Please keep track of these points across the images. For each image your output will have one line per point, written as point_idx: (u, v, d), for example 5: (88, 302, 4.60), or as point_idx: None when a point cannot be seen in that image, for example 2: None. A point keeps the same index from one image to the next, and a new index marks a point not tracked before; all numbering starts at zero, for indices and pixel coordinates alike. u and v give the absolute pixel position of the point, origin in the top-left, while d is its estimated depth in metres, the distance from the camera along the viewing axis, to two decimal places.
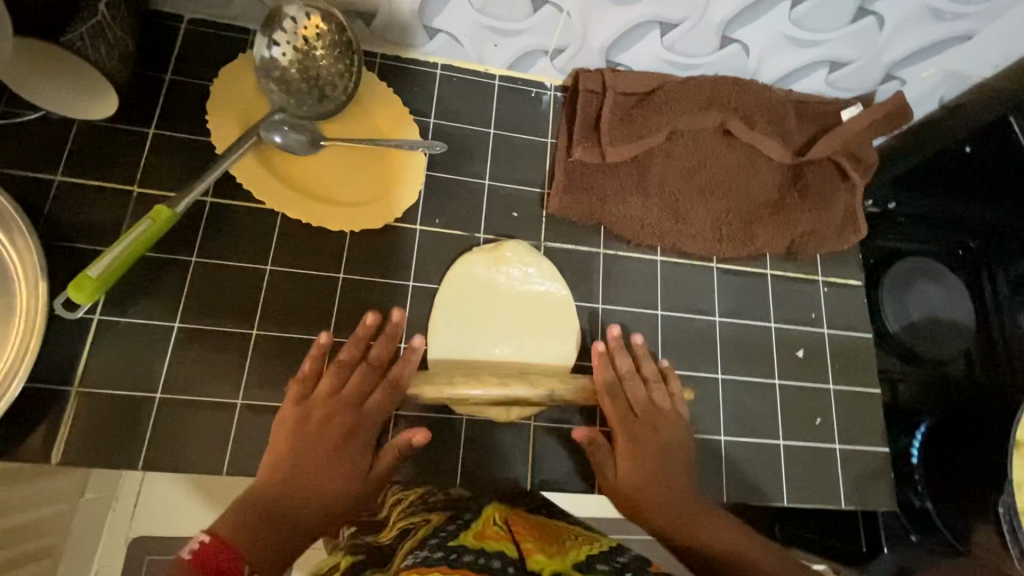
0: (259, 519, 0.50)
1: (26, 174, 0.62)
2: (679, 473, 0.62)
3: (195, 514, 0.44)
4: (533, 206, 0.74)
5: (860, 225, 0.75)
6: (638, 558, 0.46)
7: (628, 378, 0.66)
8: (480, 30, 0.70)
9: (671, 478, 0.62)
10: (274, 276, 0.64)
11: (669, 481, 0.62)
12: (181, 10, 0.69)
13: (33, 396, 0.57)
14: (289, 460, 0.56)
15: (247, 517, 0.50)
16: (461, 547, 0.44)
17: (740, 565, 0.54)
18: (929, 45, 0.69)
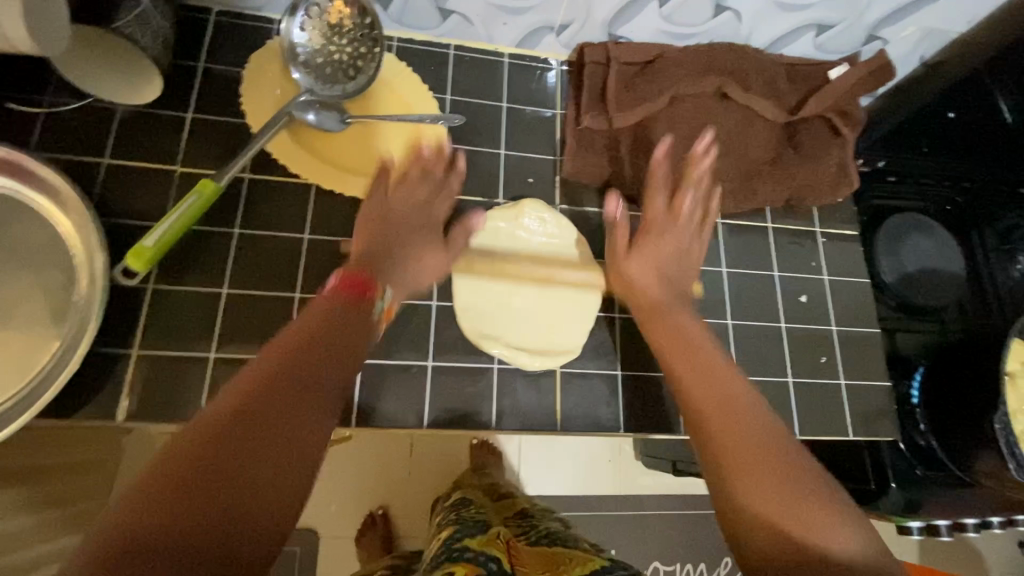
0: (178, 483, 0.32)
1: (75, 158, 0.67)
2: (745, 412, 0.47)
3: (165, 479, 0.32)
4: (547, 172, 0.79)
5: (853, 177, 0.80)
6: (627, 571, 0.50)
7: (650, 282, 0.67)
8: (490, 10, 0.75)
9: (716, 395, 0.49)
10: (312, 243, 0.69)
11: (721, 428, 0.46)
12: (209, 3, 0.74)
13: (97, 361, 0.61)
14: (242, 414, 0.36)
15: (224, 413, 0.36)
16: (464, 550, 0.52)
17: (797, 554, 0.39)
18: (907, 4, 0.75)
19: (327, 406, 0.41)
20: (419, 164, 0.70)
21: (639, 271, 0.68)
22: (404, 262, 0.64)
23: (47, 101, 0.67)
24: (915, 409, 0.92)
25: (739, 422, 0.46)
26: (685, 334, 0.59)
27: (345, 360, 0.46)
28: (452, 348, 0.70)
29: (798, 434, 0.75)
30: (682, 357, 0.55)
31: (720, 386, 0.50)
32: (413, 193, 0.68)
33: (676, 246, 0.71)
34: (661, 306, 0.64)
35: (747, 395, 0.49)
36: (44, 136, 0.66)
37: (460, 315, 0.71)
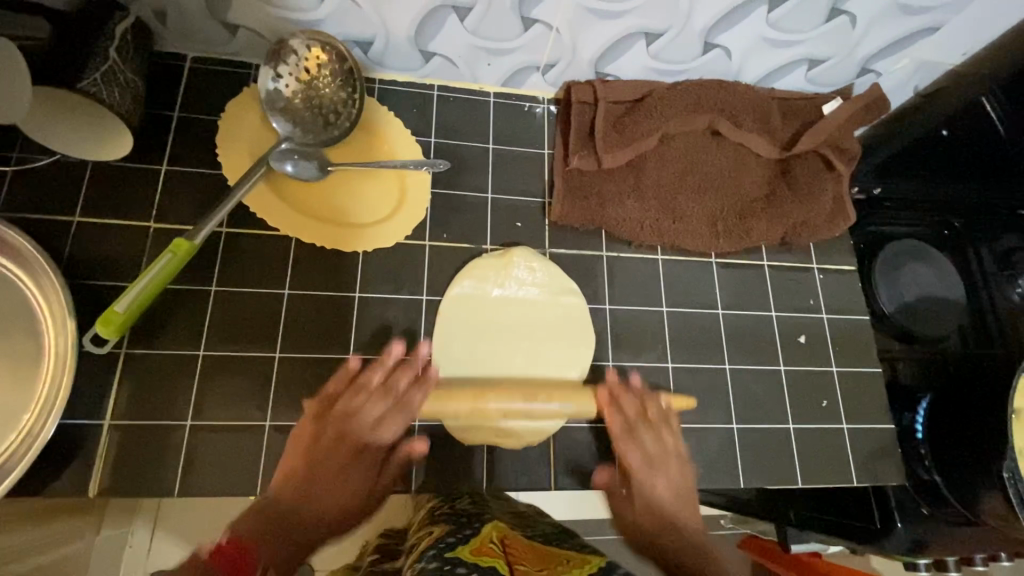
0: None
1: (44, 217, 0.64)
2: (663, 495, 0.67)
3: None
4: (536, 215, 0.76)
5: (849, 212, 0.78)
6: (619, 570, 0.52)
7: (631, 402, 0.68)
8: (474, 51, 0.73)
9: (658, 458, 0.67)
10: (292, 299, 0.66)
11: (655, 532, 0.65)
12: (184, 49, 0.71)
13: (67, 432, 0.58)
14: (277, 514, 0.58)
15: None
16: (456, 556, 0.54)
17: (691, 555, 0.62)
18: (901, 38, 0.73)
19: (337, 462, 0.62)
20: (388, 399, 0.64)
21: (662, 488, 0.67)
22: (351, 431, 0.63)
23: (14, 158, 0.64)
24: (920, 445, 0.89)
25: (677, 540, 0.63)
26: (646, 403, 0.69)
27: (330, 482, 0.61)
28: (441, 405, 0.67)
29: (800, 483, 0.72)
30: (666, 473, 0.67)
31: (648, 489, 0.66)
32: (372, 411, 0.63)
33: (669, 450, 0.68)
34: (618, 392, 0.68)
35: (664, 489, 0.67)
36: (11, 195, 0.63)
37: (447, 369, 0.68)
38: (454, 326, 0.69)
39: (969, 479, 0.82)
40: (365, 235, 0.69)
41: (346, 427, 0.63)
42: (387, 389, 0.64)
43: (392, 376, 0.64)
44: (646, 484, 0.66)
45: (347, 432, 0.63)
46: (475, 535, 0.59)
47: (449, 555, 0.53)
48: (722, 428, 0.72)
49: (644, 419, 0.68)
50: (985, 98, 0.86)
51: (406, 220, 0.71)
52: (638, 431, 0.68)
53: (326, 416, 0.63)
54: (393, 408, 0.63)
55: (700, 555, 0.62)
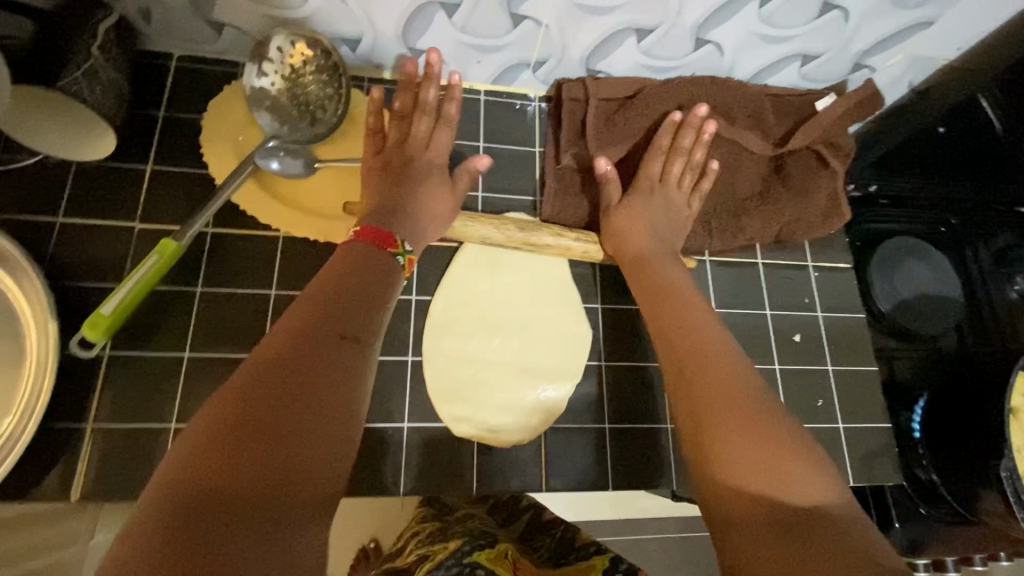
0: (211, 509, 0.33)
1: (27, 218, 0.63)
2: (740, 395, 0.50)
3: (152, 519, 0.32)
4: (527, 213, 0.76)
5: (844, 209, 0.78)
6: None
7: (647, 242, 0.69)
8: (463, 48, 0.72)
9: (695, 343, 0.56)
10: (279, 300, 0.65)
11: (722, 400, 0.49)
12: (170, 48, 0.71)
13: (49, 437, 0.57)
14: (277, 366, 0.41)
15: (165, 519, 0.32)
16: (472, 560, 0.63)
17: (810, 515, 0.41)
18: (894, 33, 0.72)
19: (345, 345, 0.45)
20: (423, 110, 0.70)
21: (631, 231, 0.69)
22: (415, 166, 0.68)
23: None
24: (918, 444, 0.88)
25: (718, 403, 0.49)
26: (655, 223, 0.70)
27: (412, 189, 0.66)
28: (430, 406, 0.66)
29: None
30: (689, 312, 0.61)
31: (678, 319, 0.60)
32: (419, 131, 0.70)
33: (669, 220, 0.72)
34: (648, 257, 0.68)
35: (696, 314, 0.60)
36: None
37: (438, 370, 0.67)
38: (443, 326, 0.69)
39: (964, 475, 0.81)
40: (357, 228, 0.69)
41: (397, 201, 0.64)
42: (427, 106, 0.70)
43: (416, 121, 0.70)
44: (640, 207, 0.71)
45: (409, 170, 0.68)
46: (490, 547, 0.66)
47: (469, 561, 0.63)
48: None
49: (651, 217, 0.71)
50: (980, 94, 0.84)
51: None
52: (639, 224, 0.70)
53: (376, 161, 0.69)
54: (431, 150, 0.70)
55: (717, 398, 0.50)
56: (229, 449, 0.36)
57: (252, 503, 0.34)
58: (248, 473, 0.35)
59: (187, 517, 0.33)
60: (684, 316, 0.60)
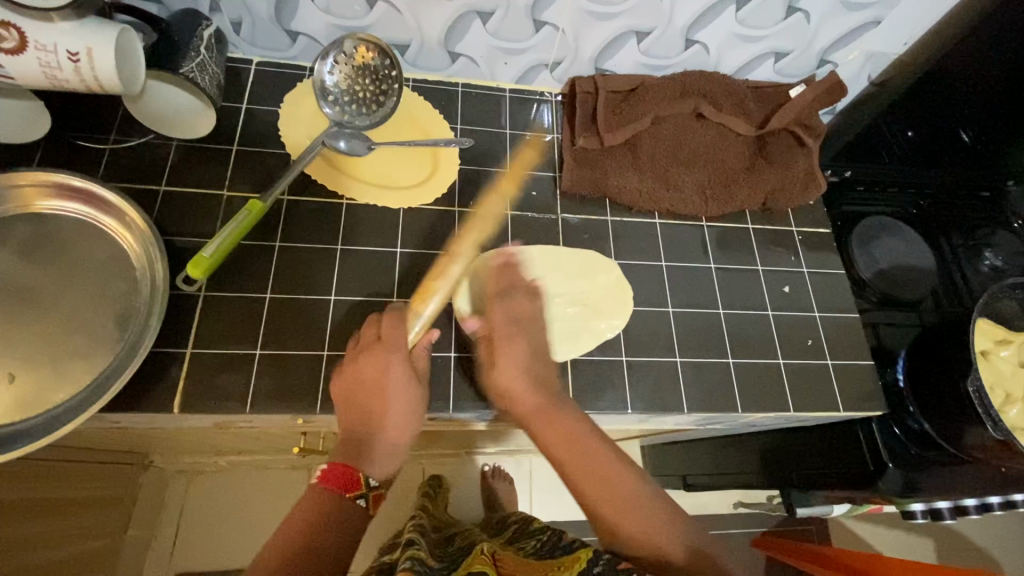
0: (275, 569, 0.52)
1: (136, 186, 0.76)
2: (621, 489, 0.62)
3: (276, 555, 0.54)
4: (549, 186, 0.88)
5: (820, 181, 0.90)
6: (610, 565, 0.57)
7: (519, 387, 0.67)
8: (492, 51, 0.87)
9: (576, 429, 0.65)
10: (343, 253, 0.77)
11: (595, 484, 0.62)
12: (251, 55, 0.86)
13: (153, 359, 0.68)
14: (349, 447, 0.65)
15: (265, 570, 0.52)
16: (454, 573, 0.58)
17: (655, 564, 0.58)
18: (849, 32, 0.87)
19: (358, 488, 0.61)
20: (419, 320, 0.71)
21: (507, 381, 0.68)
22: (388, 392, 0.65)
23: (113, 139, 0.77)
24: (904, 394, 0.97)
25: (572, 430, 0.65)
26: (519, 359, 0.69)
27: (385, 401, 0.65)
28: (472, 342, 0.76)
29: (793, 411, 0.80)
30: (560, 417, 0.66)
31: (563, 428, 0.65)
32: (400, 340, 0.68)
33: (569, 421, 0.66)
34: (539, 410, 0.66)
35: (570, 422, 0.66)
36: (108, 168, 0.76)
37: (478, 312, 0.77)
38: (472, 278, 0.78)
39: (948, 417, 0.89)
40: (403, 196, 0.81)
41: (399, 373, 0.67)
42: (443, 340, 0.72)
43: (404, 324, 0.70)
44: (507, 363, 0.68)
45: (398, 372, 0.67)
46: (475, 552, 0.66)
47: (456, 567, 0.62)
48: (719, 363, 0.81)
49: (531, 357, 0.70)
50: (962, 128, 1.05)
51: (439, 185, 0.83)
52: (517, 380, 0.68)
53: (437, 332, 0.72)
54: (412, 358, 0.69)
55: (570, 447, 0.64)
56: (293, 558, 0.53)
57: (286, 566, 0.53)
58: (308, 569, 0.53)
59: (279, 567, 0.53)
60: (557, 420, 0.65)
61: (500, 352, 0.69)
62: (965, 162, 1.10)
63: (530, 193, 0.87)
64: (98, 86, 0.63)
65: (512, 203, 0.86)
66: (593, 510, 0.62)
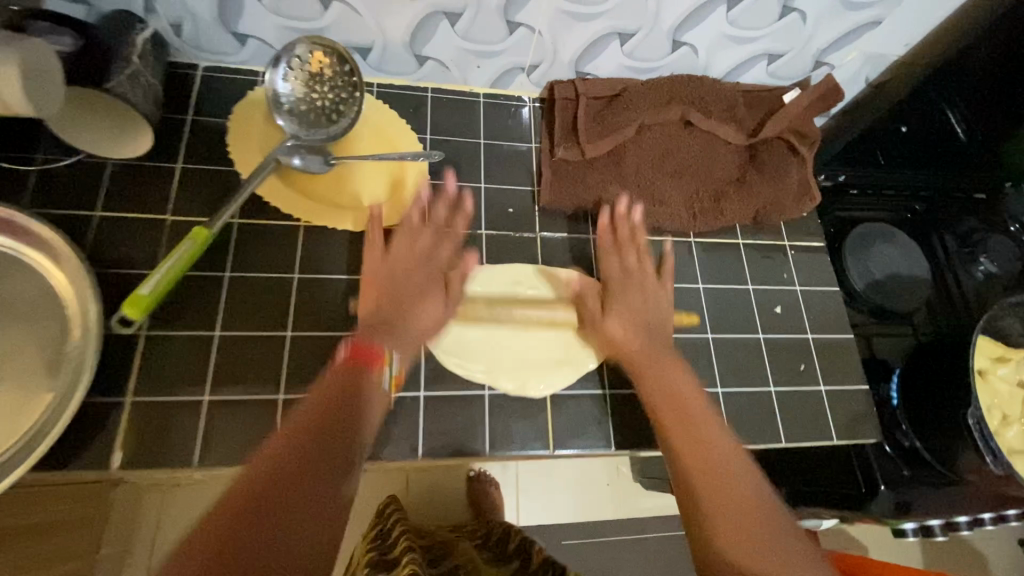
0: (223, 548, 0.39)
1: (67, 213, 0.68)
2: (740, 486, 0.54)
3: (249, 488, 0.43)
4: (526, 202, 0.82)
5: (815, 192, 0.85)
6: None
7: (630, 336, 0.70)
8: (463, 54, 0.80)
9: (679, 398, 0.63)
10: (301, 283, 0.71)
11: (697, 464, 0.56)
12: (196, 60, 0.77)
13: (89, 409, 0.61)
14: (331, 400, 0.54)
15: (223, 515, 0.41)
16: None
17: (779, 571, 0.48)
18: (847, 32, 0.81)
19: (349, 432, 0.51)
20: (430, 227, 0.73)
21: (619, 332, 0.70)
22: (619, 334, 0.70)
23: (40, 159, 0.69)
24: (896, 411, 0.94)
25: (674, 401, 0.63)
26: (635, 314, 0.71)
27: (416, 300, 0.67)
28: (443, 378, 0.71)
29: (784, 442, 0.76)
30: (671, 373, 0.66)
31: (695, 432, 0.59)
32: (417, 244, 0.71)
33: (664, 385, 0.64)
34: (647, 357, 0.68)
35: (676, 381, 0.65)
36: (35, 192, 0.68)
37: (449, 344, 0.71)
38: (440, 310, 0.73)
39: (942, 437, 0.86)
40: (366, 218, 0.75)
41: (394, 283, 0.67)
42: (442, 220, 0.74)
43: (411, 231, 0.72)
44: (631, 305, 0.72)
45: (406, 286, 0.68)
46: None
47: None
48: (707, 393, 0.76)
49: (635, 316, 0.71)
50: (948, 110, 0.98)
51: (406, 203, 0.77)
52: (630, 323, 0.71)
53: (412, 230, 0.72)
54: (429, 254, 0.70)
55: (673, 401, 0.62)
56: (249, 510, 0.41)
57: (252, 530, 0.40)
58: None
59: (240, 515, 0.41)
60: (665, 373, 0.66)
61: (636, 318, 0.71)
62: (951, 149, 1.03)
63: (505, 210, 0.81)
64: (5, 106, 0.55)
65: (486, 222, 0.79)
66: (694, 495, 0.54)
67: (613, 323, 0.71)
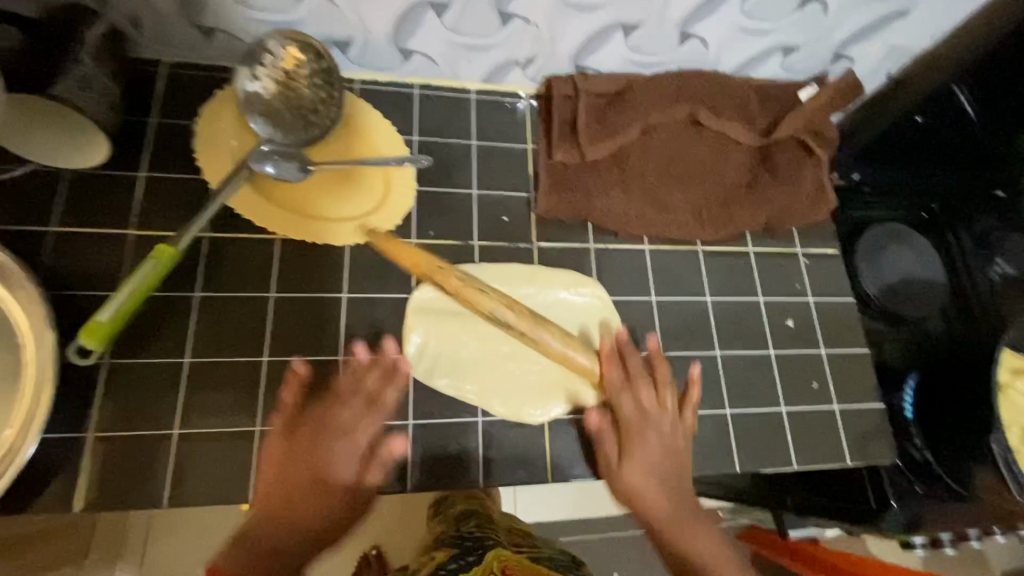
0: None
1: (21, 228, 0.62)
2: (696, 538, 0.60)
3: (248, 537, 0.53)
4: (522, 209, 0.76)
5: (830, 196, 0.80)
6: None
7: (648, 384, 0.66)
8: (452, 48, 0.73)
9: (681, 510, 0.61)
10: (278, 302, 0.65)
11: (690, 559, 0.59)
12: (160, 55, 0.71)
13: (49, 446, 0.57)
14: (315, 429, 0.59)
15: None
16: None
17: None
18: (871, 25, 0.75)
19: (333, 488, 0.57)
20: (364, 406, 0.60)
21: (642, 483, 0.62)
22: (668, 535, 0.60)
23: None
24: (909, 424, 0.89)
25: (683, 530, 0.60)
26: (654, 459, 0.63)
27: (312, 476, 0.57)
28: (433, 404, 0.66)
29: (795, 466, 0.72)
30: (689, 530, 0.60)
31: (688, 538, 0.60)
32: (342, 417, 0.59)
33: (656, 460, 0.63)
34: (676, 516, 0.61)
35: (698, 539, 0.60)
36: None
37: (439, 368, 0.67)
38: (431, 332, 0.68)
39: (959, 452, 0.85)
40: (349, 230, 0.69)
41: (289, 467, 0.57)
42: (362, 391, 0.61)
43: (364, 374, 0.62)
44: (642, 453, 0.63)
45: (298, 464, 0.57)
46: (476, 565, 0.57)
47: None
48: (715, 415, 0.72)
49: (662, 451, 0.63)
50: (956, 86, 0.85)
51: (392, 213, 0.71)
52: (654, 473, 0.62)
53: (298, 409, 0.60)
54: (348, 435, 0.59)
55: (674, 514, 0.61)
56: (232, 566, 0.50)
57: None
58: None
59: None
60: (690, 529, 0.60)
61: (643, 402, 0.65)
62: (966, 132, 0.90)
63: (499, 219, 0.75)
64: None
65: (478, 232, 0.74)
66: None
67: (629, 460, 0.63)
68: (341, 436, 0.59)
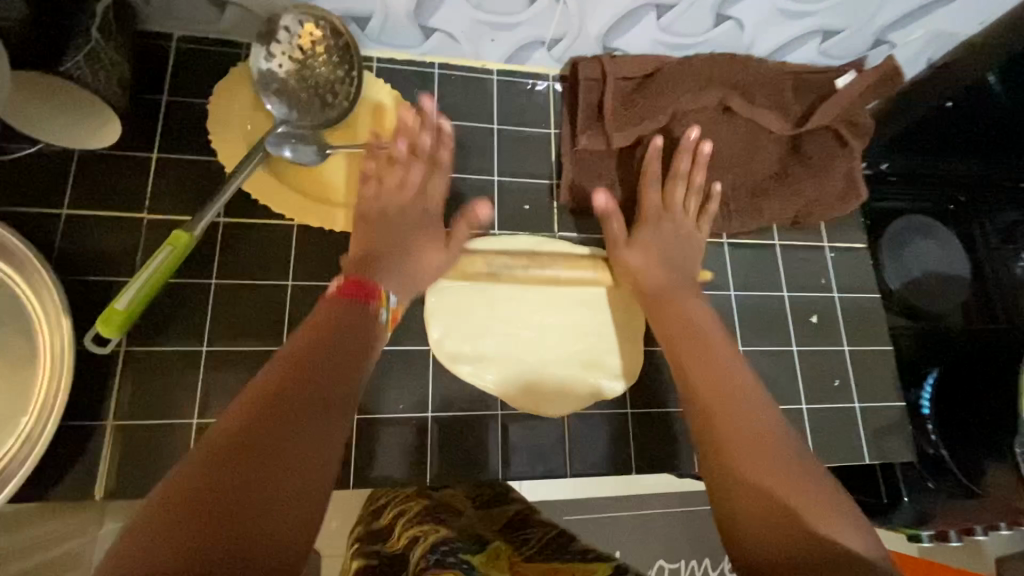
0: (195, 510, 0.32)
1: (32, 211, 0.61)
2: (759, 423, 0.47)
3: (200, 481, 0.33)
4: (544, 197, 0.74)
5: (861, 189, 0.77)
6: None
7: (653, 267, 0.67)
8: (476, 27, 0.70)
9: (720, 385, 0.51)
10: (296, 290, 0.64)
11: (747, 436, 0.46)
12: (170, 29, 0.67)
13: (68, 434, 0.56)
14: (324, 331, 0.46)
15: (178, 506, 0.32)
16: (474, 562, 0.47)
17: (783, 509, 0.41)
18: (915, 9, 0.72)
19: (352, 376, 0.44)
20: (441, 242, 0.63)
21: (639, 262, 0.68)
22: (725, 390, 0.51)
23: None
24: (927, 420, 0.87)
25: (742, 405, 0.49)
26: (661, 256, 0.68)
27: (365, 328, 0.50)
28: (453, 396, 0.65)
29: (813, 462, 0.72)
30: (740, 399, 0.49)
31: (739, 413, 0.48)
32: (423, 252, 0.62)
33: (663, 256, 0.68)
34: (661, 294, 0.65)
35: (724, 372, 0.52)
36: None
37: (460, 360, 0.66)
38: (451, 322, 0.67)
39: (973, 447, 0.85)
40: None
41: (380, 220, 0.62)
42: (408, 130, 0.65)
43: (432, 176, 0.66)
44: (644, 239, 0.69)
45: (383, 237, 0.61)
46: (483, 549, 0.53)
47: (465, 558, 0.47)
48: None
49: (656, 262, 0.67)
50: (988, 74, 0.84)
51: None
52: (646, 273, 0.67)
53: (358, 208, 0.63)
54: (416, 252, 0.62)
55: (721, 394, 0.50)
56: (223, 467, 0.34)
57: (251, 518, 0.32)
58: (221, 539, 0.31)
59: (189, 511, 0.32)
60: (730, 391, 0.50)
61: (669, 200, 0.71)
62: (999, 121, 0.87)
63: (521, 207, 0.73)
64: None
65: (499, 221, 0.72)
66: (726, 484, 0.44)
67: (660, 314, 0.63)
68: (417, 192, 0.65)
